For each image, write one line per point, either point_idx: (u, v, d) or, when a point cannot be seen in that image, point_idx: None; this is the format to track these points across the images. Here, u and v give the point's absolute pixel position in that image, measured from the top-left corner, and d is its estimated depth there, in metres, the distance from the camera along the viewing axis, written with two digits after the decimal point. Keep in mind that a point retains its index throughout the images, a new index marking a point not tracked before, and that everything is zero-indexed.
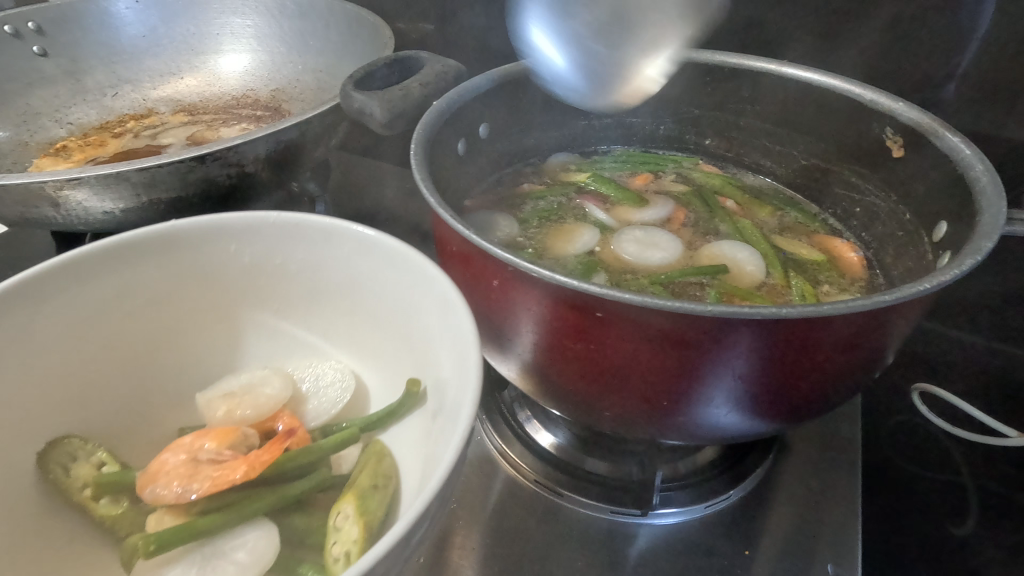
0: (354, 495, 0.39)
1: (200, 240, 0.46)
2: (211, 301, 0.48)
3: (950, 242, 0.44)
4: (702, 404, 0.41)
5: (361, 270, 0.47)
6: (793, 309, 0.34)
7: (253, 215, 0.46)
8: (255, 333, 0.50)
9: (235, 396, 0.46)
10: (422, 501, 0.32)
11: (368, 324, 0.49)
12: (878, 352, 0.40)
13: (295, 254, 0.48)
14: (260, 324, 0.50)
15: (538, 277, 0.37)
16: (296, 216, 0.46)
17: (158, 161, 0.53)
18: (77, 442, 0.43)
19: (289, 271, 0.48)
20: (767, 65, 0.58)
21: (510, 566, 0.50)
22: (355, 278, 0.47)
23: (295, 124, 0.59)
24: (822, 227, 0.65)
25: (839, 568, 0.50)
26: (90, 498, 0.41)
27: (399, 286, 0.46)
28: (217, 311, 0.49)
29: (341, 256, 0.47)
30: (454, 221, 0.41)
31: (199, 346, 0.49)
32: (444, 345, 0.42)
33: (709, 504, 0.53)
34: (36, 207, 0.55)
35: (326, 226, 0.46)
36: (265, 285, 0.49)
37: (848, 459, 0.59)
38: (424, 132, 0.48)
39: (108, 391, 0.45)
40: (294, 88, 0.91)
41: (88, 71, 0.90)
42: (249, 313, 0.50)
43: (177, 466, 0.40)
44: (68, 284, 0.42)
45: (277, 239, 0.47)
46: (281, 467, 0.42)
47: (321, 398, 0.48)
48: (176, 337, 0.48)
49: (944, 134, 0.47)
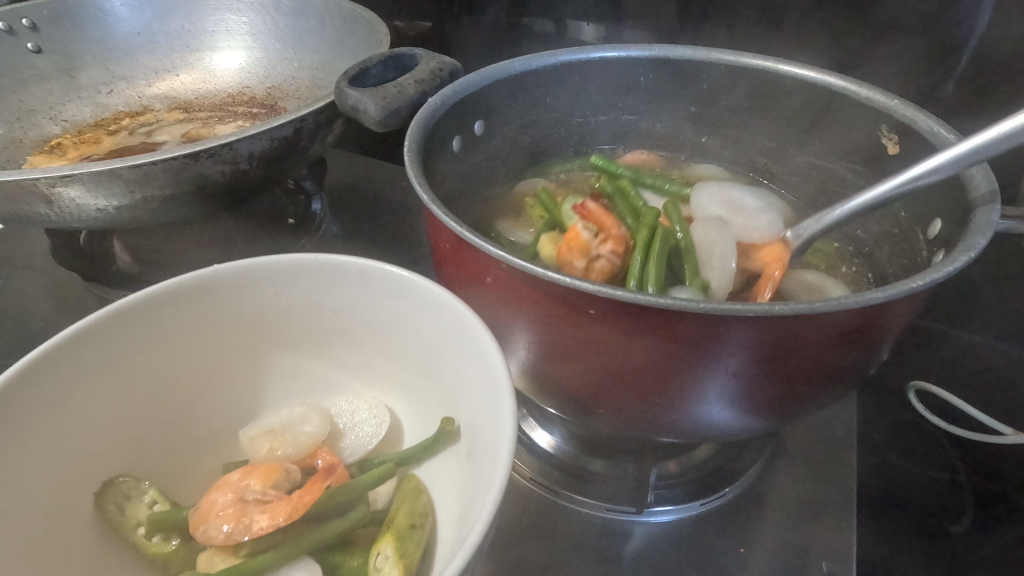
0: (393, 536, 0.39)
1: (236, 287, 0.45)
2: (244, 343, 0.48)
3: (944, 240, 0.44)
4: (693, 400, 0.40)
5: (395, 309, 0.47)
6: (785, 306, 0.34)
7: (291, 257, 0.46)
8: (290, 376, 0.50)
9: (276, 434, 0.46)
10: (462, 559, 0.32)
11: (404, 362, 0.48)
12: (873, 348, 0.40)
13: (331, 296, 0.47)
14: (295, 365, 0.50)
15: (530, 274, 0.37)
16: (331, 257, 0.46)
17: (151, 157, 0.53)
18: (129, 482, 0.43)
19: (322, 312, 0.48)
20: (763, 63, 0.58)
21: (506, 566, 0.50)
22: (391, 317, 0.47)
23: (289, 122, 0.59)
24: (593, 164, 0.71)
25: (835, 566, 0.50)
26: (144, 537, 0.42)
27: (432, 328, 0.45)
28: (250, 354, 0.48)
29: (374, 297, 0.47)
30: (446, 217, 0.41)
31: (234, 390, 0.49)
32: (479, 387, 0.41)
33: (703, 502, 0.53)
34: (29, 204, 0.55)
35: (362, 267, 0.46)
36: (296, 325, 0.48)
37: (846, 458, 0.59)
38: (418, 129, 0.48)
39: (150, 438, 0.45)
40: (290, 86, 0.91)
41: (83, 68, 0.90)
42: (284, 355, 0.49)
43: (226, 506, 0.41)
44: (110, 335, 0.42)
45: (314, 280, 0.46)
46: (324, 505, 0.42)
47: (357, 434, 0.48)
48: (210, 382, 0.47)
49: (943, 133, 0.47)
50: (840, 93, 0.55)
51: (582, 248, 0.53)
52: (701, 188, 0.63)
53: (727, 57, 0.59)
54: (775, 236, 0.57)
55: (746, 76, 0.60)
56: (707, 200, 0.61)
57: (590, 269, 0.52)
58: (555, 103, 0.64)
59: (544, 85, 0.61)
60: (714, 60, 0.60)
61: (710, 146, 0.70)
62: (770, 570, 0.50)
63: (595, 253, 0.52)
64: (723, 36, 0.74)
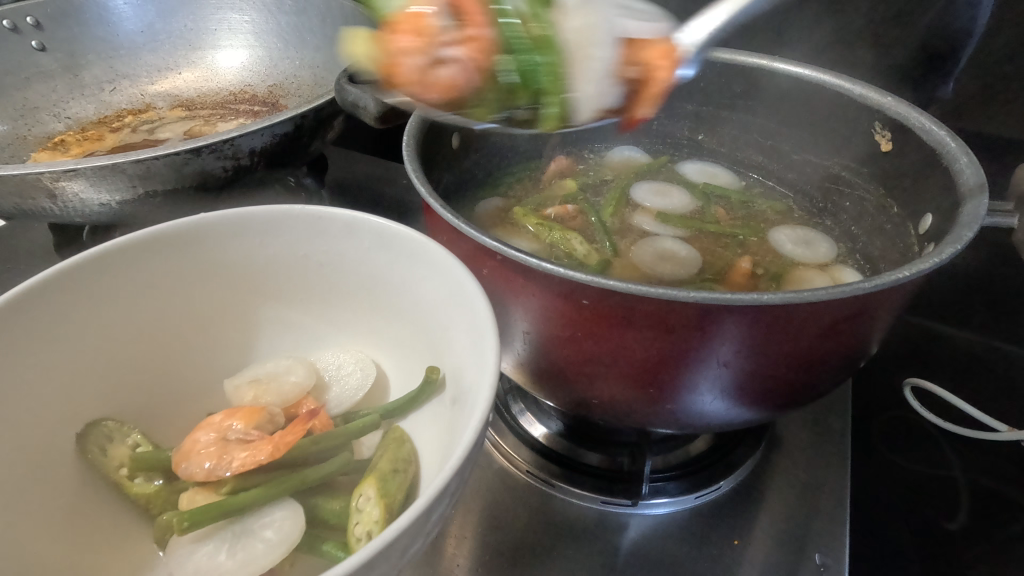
0: (375, 478, 0.40)
1: (223, 236, 0.46)
2: (230, 296, 0.49)
3: (934, 234, 0.44)
4: (688, 391, 0.41)
5: (380, 263, 0.48)
6: (775, 295, 0.34)
7: (277, 207, 0.47)
8: (275, 330, 0.51)
9: (261, 383, 0.47)
10: (440, 481, 0.33)
11: (387, 317, 0.49)
12: (862, 341, 0.40)
13: (316, 248, 0.48)
14: (280, 319, 0.51)
15: (526, 265, 0.38)
16: (318, 209, 0.47)
17: (154, 153, 0.54)
18: (112, 425, 0.44)
19: (309, 264, 0.49)
20: (759, 60, 0.58)
21: (503, 555, 0.51)
22: (376, 270, 0.48)
23: (289, 119, 0.60)
24: (589, 175, 0.71)
25: (828, 558, 0.51)
26: (125, 477, 0.42)
27: (415, 279, 0.46)
28: (235, 306, 0.49)
29: (361, 251, 0.48)
30: (442, 209, 0.41)
31: (216, 341, 0.49)
32: (465, 340, 0.42)
33: (698, 495, 0.54)
34: (33, 198, 0.55)
35: (347, 219, 0.47)
36: (283, 280, 0.49)
37: (839, 448, 0.60)
38: (417, 123, 0.49)
39: (133, 385, 0.46)
40: (291, 84, 0.92)
41: (86, 66, 0.91)
42: (268, 308, 0.50)
43: (209, 445, 0.42)
44: (98, 276, 0.43)
45: (301, 232, 0.47)
46: (304, 450, 0.43)
47: (343, 386, 0.49)
48: (194, 333, 0.48)
49: (931, 128, 0.46)
50: (833, 91, 0.55)
51: (421, 39, 0.39)
52: (640, 182, 0.69)
53: (723, 55, 0.60)
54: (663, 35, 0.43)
55: (742, 74, 0.61)
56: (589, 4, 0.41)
57: (431, 71, 0.40)
58: None
59: None
60: (710, 57, 0.60)
61: (707, 144, 0.71)
62: (765, 562, 0.51)
63: (441, 59, 0.39)
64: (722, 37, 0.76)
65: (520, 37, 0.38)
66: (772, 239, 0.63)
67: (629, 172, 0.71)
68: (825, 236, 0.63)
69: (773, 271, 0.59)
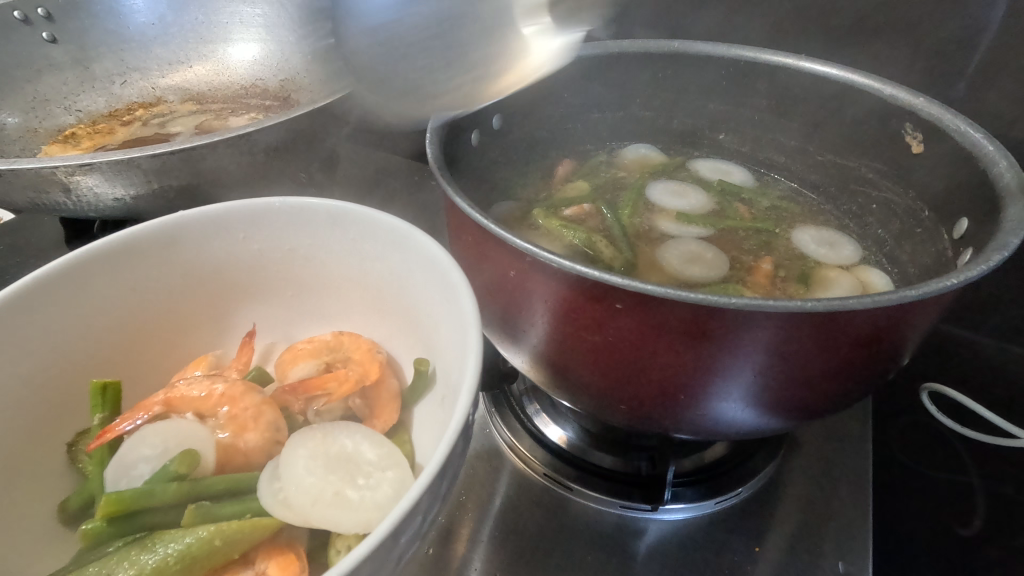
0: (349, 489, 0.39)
1: (206, 237, 0.48)
2: (218, 292, 0.51)
3: (972, 239, 0.43)
4: (716, 399, 0.40)
5: (346, 246, 0.50)
6: (816, 303, 0.33)
7: (251, 205, 0.48)
8: (268, 328, 0.53)
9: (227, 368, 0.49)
10: (419, 486, 0.33)
11: (374, 307, 0.51)
12: (897, 349, 0.39)
13: (298, 239, 0.50)
14: (274, 315, 0.53)
15: (557, 268, 0.37)
16: (298, 202, 0.49)
17: (170, 148, 0.53)
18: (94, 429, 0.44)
19: (295, 256, 0.51)
20: (784, 58, 0.57)
21: (519, 560, 0.50)
22: (360, 259, 0.50)
23: (305, 114, 0.59)
24: (605, 177, 0.70)
25: (849, 566, 0.50)
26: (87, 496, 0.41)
27: (400, 265, 0.48)
28: (221, 303, 0.51)
29: (345, 237, 0.50)
30: (470, 209, 0.40)
31: (214, 332, 0.51)
32: (450, 324, 0.44)
33: (718, 501, 0.53)
34: (46, 192, 0.54)
35: (327, 209, 0.49)
36: (265, 275, 0.51)
37: (857, 453, 0.59)
38: (439, 122, 0.48)
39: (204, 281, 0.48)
40: (303, 78, 0.91)
41: (97, 58, 0.90)
42: (253, 310, 0.52)
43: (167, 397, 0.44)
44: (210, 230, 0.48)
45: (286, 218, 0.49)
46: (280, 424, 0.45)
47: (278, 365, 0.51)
48: (183, 327, 0.50)
49: (967, 130, 0.45)
50: (862, 91, 0.54)
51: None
52: (655, 182, 0.69)
53: (747, 53, 0.59)
54: (382, 412, 0.46)
55: (765, 72, 0.59)
56: (303, 462, 0.39)
57: None
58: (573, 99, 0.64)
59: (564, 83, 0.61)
60: (733, 55, 0.59)
61: (726, 144, 0.70)
62: (784, 570, 0.50)
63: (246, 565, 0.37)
64: (738, 33, 0.75)
65: (166, 491, 0.39)
66: (794, 241, 0.62)
67: (643, 171, 0.70)
68: (849, 239, 0.63)
69: (796, 272, 0.58)
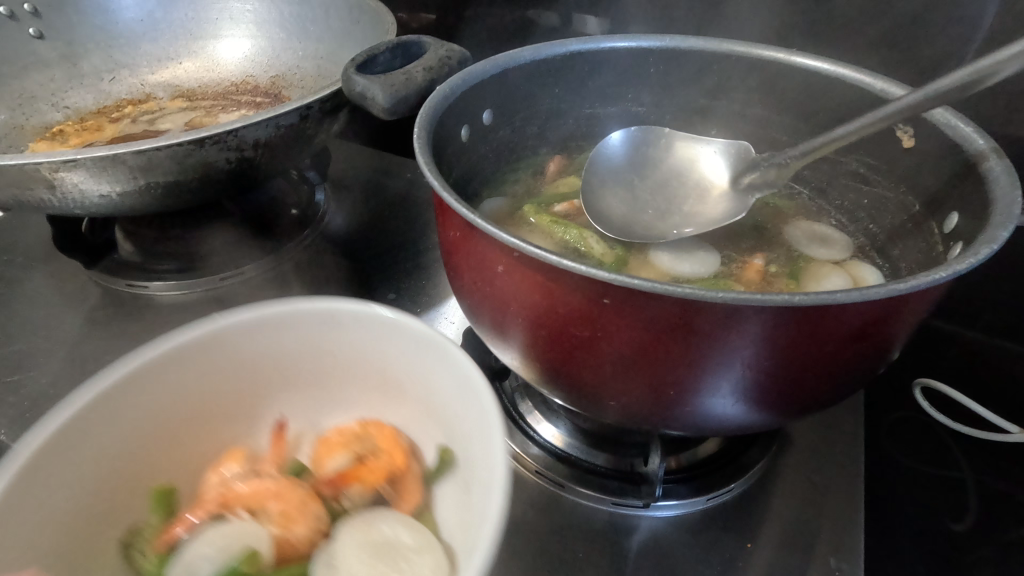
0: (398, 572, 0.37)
1: (242, 336, 0.44)
2: (250, 387, 0.46)
3: (961, 233, 0.43)
4: (706, 393, 0.40)
5: (385, 345, 0.46)
6: (806, 297, 0.33)
7: (290, 304, 0.45)
8: (295, 417, 0.49)
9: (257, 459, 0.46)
10: None
11: (402, 400, 0.48)
12: (888, 344, 0.39)
13: (337, 337, 0.46)
14: (303, 402, 0.49)
15: (546, 263, 0.36)
16: (338, 302, 0.45)
17: (156, 143, 0.52)
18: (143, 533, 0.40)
19: (332, 352, 0.47)
20: (776, 54, 0.57)
21: (510, 558, 0.50)
22: (392, 357, 0.46)
23: (294, 110, 0.58)
24: None
25: (842, 563, 0.50)
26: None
27: (432, 369, 0.45)
28: (253, 397, 0.47)
29: (382, 336, 0.46)
30: (457, 203, 0.40)
31: (243, 424, 0.47)
32: (477, 442, 0.41)
33: (710, 497, 0.53)
34: (31, 189, 0.54)
35: (365, 308, 0.45)
36: (302, 369, 0.47)
37: (850, 449, 0.59)
38: (428, 117, 0.47)
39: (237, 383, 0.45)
40: (294, 75, 0.90)
41: (84, 55, 0.89)
42: (284, 400, 0.48)
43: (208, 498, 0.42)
44: (253, 332, 0.45)
45: (328, 321, 0.46)
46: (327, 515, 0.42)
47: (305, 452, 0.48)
48: (213, 422, 0.45)
49: (957, 125, 0.46)
50: (853, 85, 0.54)
51: None
52: None
53: (740, 48, 0.58)
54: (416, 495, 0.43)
55: (757, 68, 0.59)
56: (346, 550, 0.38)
57: None
58: (565, 94, 0.63)
59: (554, 78, 0.60)
60: (725, 51, 0.58)
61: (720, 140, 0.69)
62: (777, 566, 0.50)
63: None
64: (730, 27, 0.75)
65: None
66: (784, 235, 0.63)
67: None
68: (840, 233, 0.62)
69: (788, 270, 0.59)
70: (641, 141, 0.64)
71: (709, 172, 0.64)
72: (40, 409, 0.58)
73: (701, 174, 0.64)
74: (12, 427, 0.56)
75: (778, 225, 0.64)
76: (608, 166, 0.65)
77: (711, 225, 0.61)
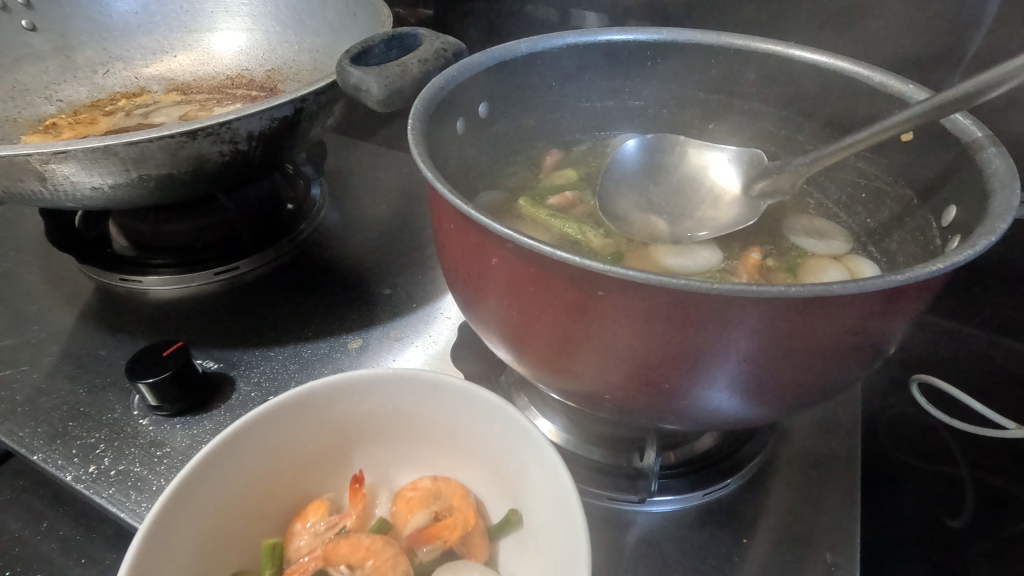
0: None
1: (329, 400, 0.47)
2: (332, 443, 0.49)
3: (960, 226, 0.43)
4: (703, 387, 0.40)
5: (454, 409, 0.48)
6: (803, 288, 0.33)
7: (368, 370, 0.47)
8: (371, 470, 0.50)
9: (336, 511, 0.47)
10: None
11: (469, 459, 0.49)
12: (886, 337, 0.39)
13: (408, 402, 0.48)
14: (379, 456, 0.50)
15: (540, 254, 0.36)
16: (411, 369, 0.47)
17: (148, 135, 0.52)
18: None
19: (403, 413, 0.49)
20: (774, 47, 0.56)
21: None
22: (461, 423, 0.48)
23: (288, 102, 0.58)
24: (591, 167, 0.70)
25: (838, 559, 0.50)
26: None
27: (500, 437, 0.46)
28: (336, 451, 0.49)
29: (452, 403, 0.47)
30: (451, 195, 0.39)
31: (325, 476, 0.49)
32: (549, 511, 0.42)
33: (706, 492, 0.52)
34: (21, 181, 0.53)
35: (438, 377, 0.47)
36: (377, 426, 0.49)
37: (849, 446, 0.58)
38: (423, 108, 0.47)
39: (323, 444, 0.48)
40: (290, 68, 0.89)
41: (78, 47, 0.88)
42: (363, 455, 0.50)
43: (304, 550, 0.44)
44: (334, 399, 0.47)
45: (400, 386, 0.48)
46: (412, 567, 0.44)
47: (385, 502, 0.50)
48: (302, 475, 0.48)
49: (956, 117, 0.45)
50: (852, 78, 0.53)
51: None
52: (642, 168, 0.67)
53: (737, 41, 0.58)
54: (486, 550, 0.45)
55: (755, 61, 0.58)
56: None
57: None
58: (562, 86, 0.63)
59: (550, 69, 0.60)
60: (724, 43, 0.58)
61: (716, 133, 0.69)
62: (774, 562, 0.50)
63: None
64: (729, 21, 0.74)
65: None
66: (784, 228, 0.63)
67: None
68: (840, 227, 0.62)
69: (786, 264, 0.59)
70: (655, 147, 0.66)
71: (719, 177, 0.64)
72: (32, 403, 0.57)
73: (713, 180, 0.64)
74: (4, 422, 0.56)
75: (778, 218, 0.64)
76: (623, 172, 0.66)
77: (725, 230, 0.62)
